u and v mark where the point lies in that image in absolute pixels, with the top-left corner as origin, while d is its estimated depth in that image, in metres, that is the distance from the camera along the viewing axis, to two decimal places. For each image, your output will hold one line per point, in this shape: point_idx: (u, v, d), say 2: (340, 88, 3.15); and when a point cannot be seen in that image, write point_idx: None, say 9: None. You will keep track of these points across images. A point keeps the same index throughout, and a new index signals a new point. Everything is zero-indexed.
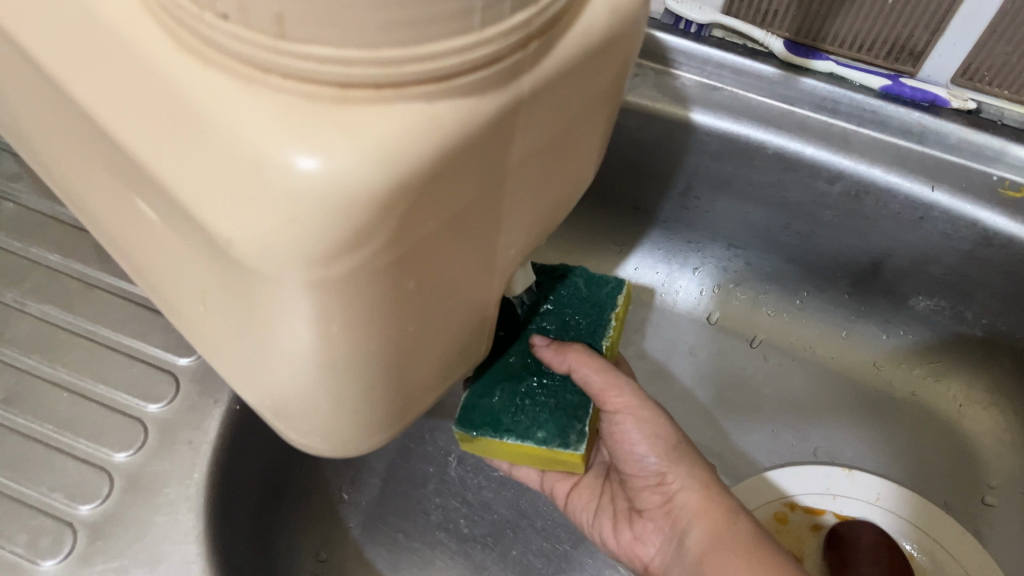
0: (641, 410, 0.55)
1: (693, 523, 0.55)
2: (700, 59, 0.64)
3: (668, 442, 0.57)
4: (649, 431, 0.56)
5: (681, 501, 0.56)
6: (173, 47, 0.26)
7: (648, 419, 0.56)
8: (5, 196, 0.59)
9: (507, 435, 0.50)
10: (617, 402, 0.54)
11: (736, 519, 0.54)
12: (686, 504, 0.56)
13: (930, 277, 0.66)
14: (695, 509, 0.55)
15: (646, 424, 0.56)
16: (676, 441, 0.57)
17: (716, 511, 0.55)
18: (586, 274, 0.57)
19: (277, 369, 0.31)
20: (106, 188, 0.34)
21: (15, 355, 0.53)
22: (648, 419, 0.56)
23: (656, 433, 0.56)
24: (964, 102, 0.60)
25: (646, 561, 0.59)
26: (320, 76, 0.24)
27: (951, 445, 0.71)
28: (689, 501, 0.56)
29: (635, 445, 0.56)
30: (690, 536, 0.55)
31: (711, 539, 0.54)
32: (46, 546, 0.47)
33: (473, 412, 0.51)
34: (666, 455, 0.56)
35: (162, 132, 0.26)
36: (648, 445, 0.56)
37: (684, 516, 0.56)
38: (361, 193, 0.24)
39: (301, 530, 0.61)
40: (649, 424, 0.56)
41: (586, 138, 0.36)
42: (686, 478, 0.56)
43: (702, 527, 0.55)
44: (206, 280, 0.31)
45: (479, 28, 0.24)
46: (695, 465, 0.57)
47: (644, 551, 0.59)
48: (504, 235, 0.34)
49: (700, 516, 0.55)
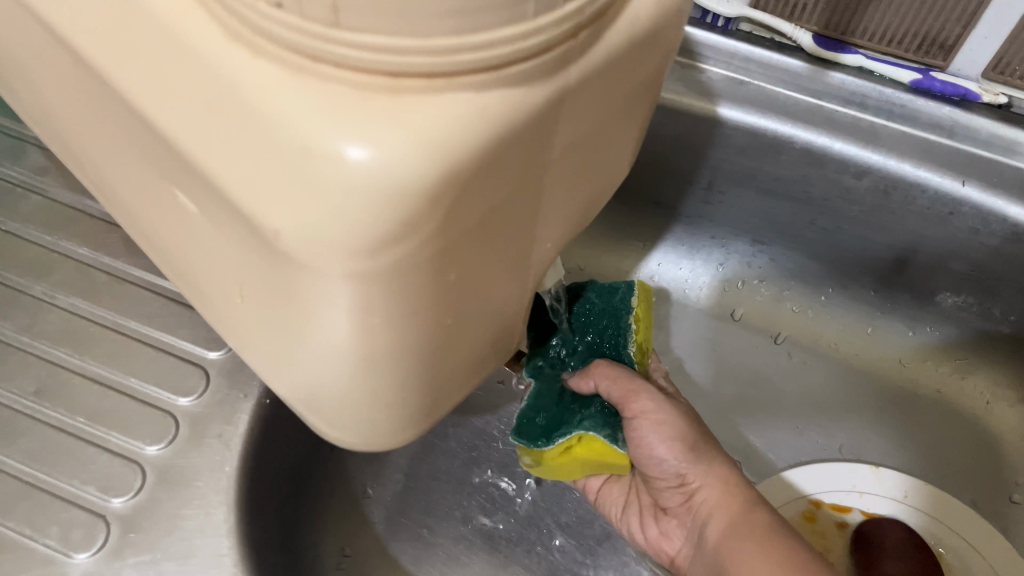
0: (660, 413, 0.54)
1: (712, 516, 0.56)
2: (726, 54, 0.63)
3: (686, 442, 0.56)
4: (667, 434, 0.55)
5: (702, 496, 0.57)
6: (222, 38, 0.26)
7: (664, 421, 0.54)
8: (33, 189, 0.59)
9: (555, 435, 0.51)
10: (639, 407, 0.53)
11: (754, 510, 0.54)
12: (706, 499, 0.56)
13: (956, 273, 0.66)
14: (715, 503, 0.56)
15: (665, 426, 0.54)
16: (694, 441, 0.56)
17: (734, 503, 0.55)
18: (597, 283, 0.56)
19: (318, 361, 0.31)
20: (145, 180, 0.33)
21: (45, 349, 0.53)
22: (666, 422, 0.54)
23: (674, 435, 0.55)
24: (995, 97, 0.60)
25: (673, 554, 0.60)
26: (371, 65, 0.23)
27: (977, 442, 0.71)
28: (709, 496, 0.56)
29: (653, 448, 0.55)
30: (710, 528, 0.56)
31: (730, 530, 0.54)
32: (78, 539, 0.47)
33: (525, 425, 0.53)
34: (685, 454, 0.56)
35: (210, 122, 0.25)
36: (666, 447, 0.55)
37: (705, 509, 0.57)
38: (410, 183, 0.24)
39: (325, 525, 0.61)
40: (666, 426, 0.54)
41: (624, 131, 0.35)
42: (706, 475, 0.56)
43: (720, 519, 0.55)
44: (246, 272, 0.31)
45: (532, 17, 0.24)
46: (715, 462, 0.56)
47: (670, 545, 0.60)
48: (541, 228, 0.34)
49: (720, 508, 0.55)
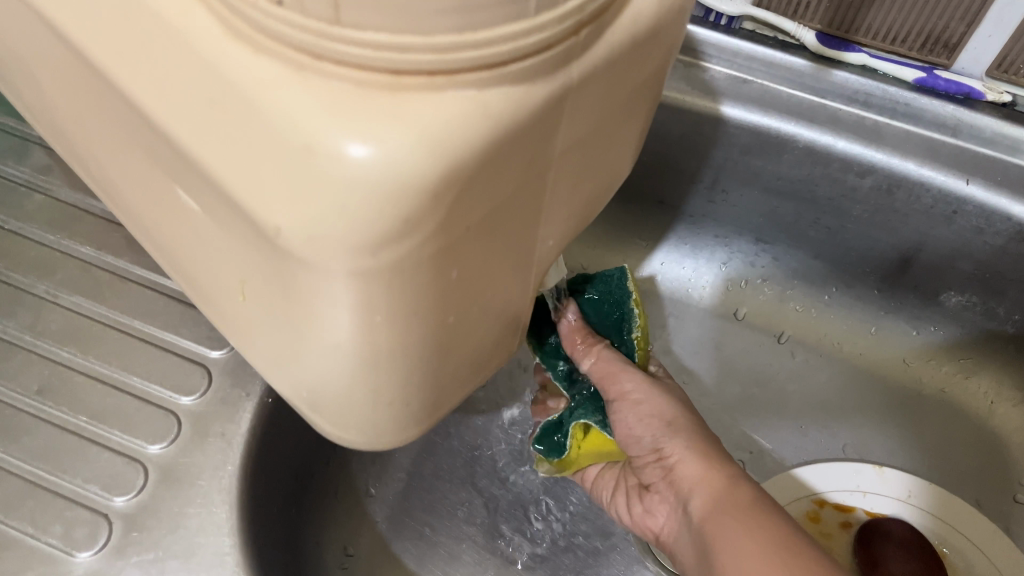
0: (638, 395, 0.53)
1: (694, 491, 0.51)
2: (729, 52, 0.63)
3: (664, 418, 0.53)
4: (643, 412, 0.53)
5: (681, 471, 0.52)
6: (224, 36, 0.25)
7: (641, 397, 0.53)
8: (35, 189, 0.59)
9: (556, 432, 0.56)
10: (621, 388, 0.53)
11: (737, 485, 0.49)
12: (687, 474, 0.51)
13: (961, 273, 0.66)
14: (695, 478, 0.51)
15: (642, 405, 0.53)
16: (672, 416, 0.53)
17: (718, 478, 0.50)
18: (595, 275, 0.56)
19: (320, 359, 0.31)
20: (147, 178, 0.34)
21: (48, 347, 0.53)
22: (643, 401, 0.53)
23: (650, 413, 0.53)
24: (999, 95, 0.60)
25: (657, 531, 0.56)
26: (373, 62, 0.23)
27: (981, 443, 0.71)
28: (689, 471, 0.51)
29: (630, 427, 0.53)
30: (692, 504, 0.51)
31: (713, 507, 0.49)
32: (81, 538, 0.47)
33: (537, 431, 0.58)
34: (661, 429, 0.53)
35: (212, 120, 0.25)
36: (643, 425, 0.53)
37: (685, 485, 0.51)
38: (411, 179, 0.24)
39: (327, 524, 0.61)
40: (643, 405, 0.53)
41: (627, 128, 0.35)
42: (685, 448, 0.52)
43: (703, 494, 0.50)
44: (247, 268, 0.31)
45: (534, 14, 0.24)
46: (695, 437, 0.52)
47: (654, 522, 0.56)
48: (543, 226, 0.34)
49: (702, 484, 0.50)
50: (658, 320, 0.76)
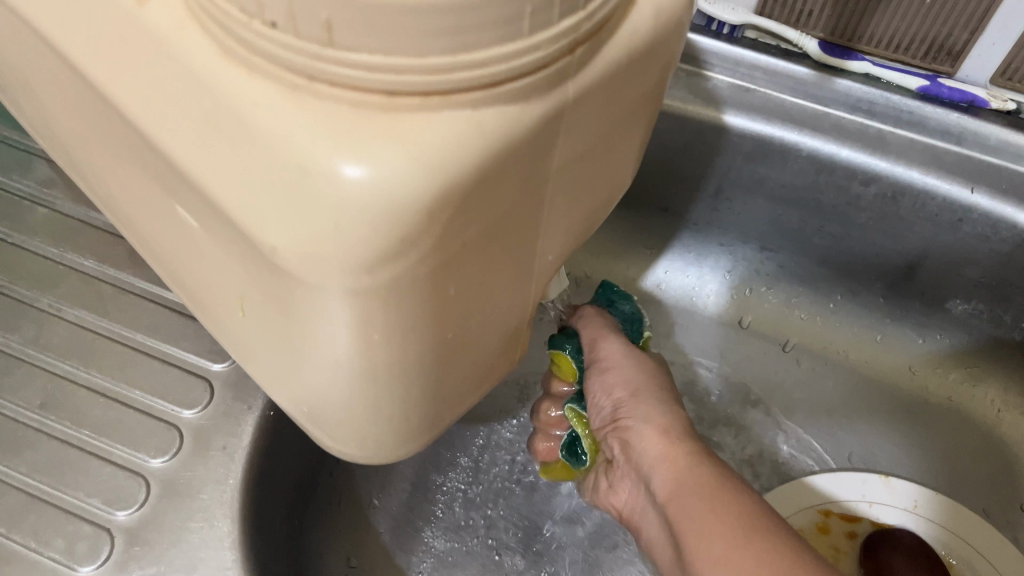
0: (608, 361, 0.55)
1: (654, 468, 0.50)
2: (732, 61, 0.63)
3: (629, 387, 0.54)
4: (609, 380, 0.54)
5: (638, 445, 0.51)
6: (219, 57, 0.25)
7: (609, 365, 0.54)
8: (40, 203, 0.60)
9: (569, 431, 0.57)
10: (597, 354, 0.55)
11: (698, 463, 0.48)
12: (647, 450, 0.51)
13: (968, 280, 0.65)
14: (654, 452, 0.50)
15: (609, 372, 0.54)
16: (636, 387, 0.54)
17: (678, 454, 0.49)
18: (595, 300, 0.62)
19: (319, 377, 0.31)
20: (148, 197, 0.34)
21: (52, 361, 0.53)
22: (611, 368, 0.54)
23: (615, 381, 0.54)
24: (1003, 103, 0.60)
25: (621, 507, 0.55)
26: (367, 83, 0.23)
27: (987, 451, 0.71)
28: (649, 446, 0.51)
29: (594, 395, 0.55)
30: (652, 482, 0.50)
31: (673, 481, 0.48)
32: (83, 552, 0.47)
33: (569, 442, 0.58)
34: (624, 398, 0.53)
35: (209, 140, 0.25)
36: (607, 392, 0.54)
37: (643, 460, 0.51)
38: (404, 199, 0.24)
39: (332, 535, 0.61)
40: (610, 373, 0.54)
41: (626, 140, 0.35)
42: (643, 421, 0.52)
43: (664, 471, 0.49)
44: (245, 285, 0.31)
45: (528, 34, 0.23)
46: (656, 412, 0.52)
47: (618, 499, 0.55)
48: (543, 239, 0.34)
49: (662, 461, 0.49)
50: (663, 327, 0.76)
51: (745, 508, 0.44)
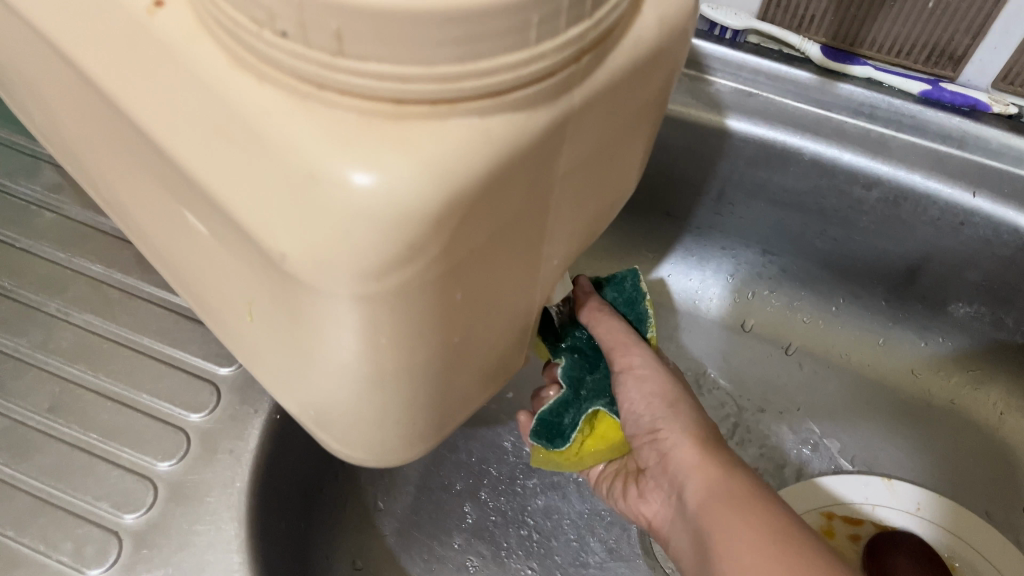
0: (644, 370, 0.53)
1: (688, 478, 0.50)
2: (735, 66, 0.63)
3: (666, 398, 0.53)
4: (647, 389, 0.52)
5: (676, 456, 0.51)
6: (230, 67, 0.26)
7: (647, 374, 0.53)
8: (46, 207, 0.60)
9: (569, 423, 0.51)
10: (628, 360, 0.53)
11: (733, 474, 0.48)
12: (682, 460, 0.51)
13: (970, 283, 0.65)
14: (691, 463, 0.50)
15: (646, 381, 0.52)
16: (673, 399, 0.53)
17: (712, 465, 0.50)
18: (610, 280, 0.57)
19: (328, 382, 0.31)
20: (157, 203, 0.34)
21: (59, 365, 0.54)
22: (648, 377, 0.53)
23: (653, 391, 0.52)
24: (1005, 107, 0.60)
25: (650, 518, 0.55)
26: (375, 91, 0.24)
27: (990, 454, 0.71)
28: (687, 457, 0.51)
29: (630, 404, 0.53)
30: (686, 492, 0.50)
31: (708, 492, 0.48)
32: (91, 555, 0.47)
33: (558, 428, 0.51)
34: (662, 409, 0.53)
35: (218, 148, 0.26)
36: (645, 402, 0.52)
37: (679, 471, 0.51)
38: (414, 207, 0.24)
39: (338, 538, 0.62)
40: (648, 382, 0.52)
41: (631, 146, 0.35)
42: (681, 433, 0.52)
43: (698, 480, 0.49)
44: (255, 291, 0.31)
45: (535, 43, 0.24)
46: (693, 424, 0.53)
47: (647, 509, 0.55)
48: (549, 244, 0.34)
49: (697, 470, 0.50)
50: (665, 330, 0.77)
51: (779, 522, 0.44)
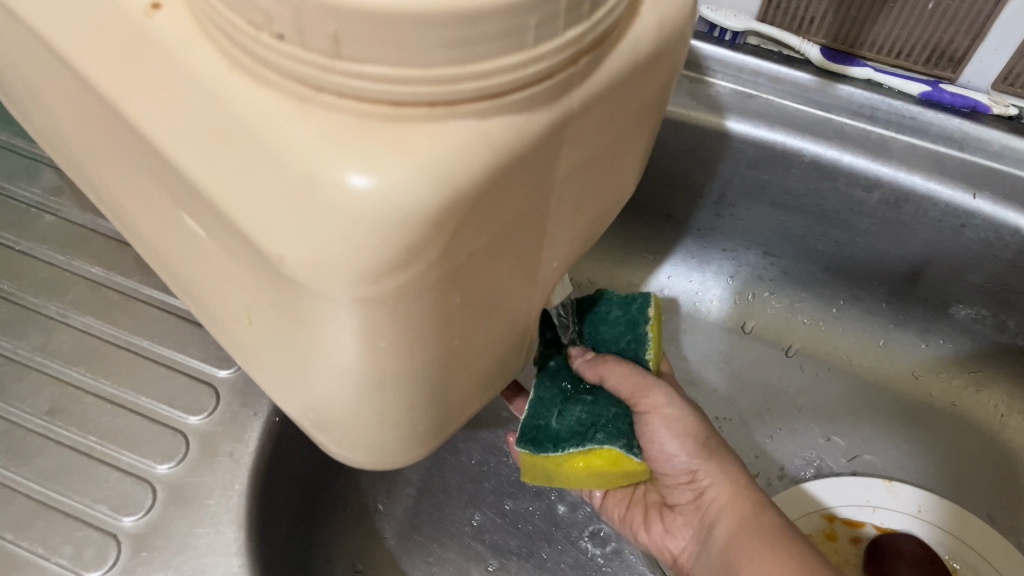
0: (673, 412, 0.52)
1: (722, 517, 0.54)
2: (734, 67, 0.63)
3: (698, 440, 0.54)
4: (679, 430, 0.53)
5: (712, 496, 0.55)
6: (227, 68, 0.26)
7: (679, 417, 0.53)
8: (45, 210, 0.60)
9: (559, 437, 0.48)
10: (653, 403, 0.51)
11: (764, 513, 0.52)
12: (717, 499, 0.54)
13: (971, 286, 0.65)
14: (725, 503, 0.54)
15: (677, 424, 0.53)
16: (705, 441, 0.54)
17: (744, 504, 0.53)
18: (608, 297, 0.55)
19: (326, 384, 0.31)
20: (156, 206, 0.34)
21: (59, 367, 0.54)
22: (677, 418, 0.52)
23: (686, 432, 0.53)
24: (1005, 108, 0.60)
25: (676, 553, 0.58)
26: (373, 94, 0.24)
27: (991, 457, 0.71)
28: (721, 497, 0.54)
29: (665, 446, 0.53)
30: (719, 529, 0.54)
31: (742, 531, 0.52)
32: (90, 558, 0.47)
33: (544, 435, 0.49)
34: (696, 452, 0.54)
35: (216, 151, 0.26)
36: (679, 444, 0.53)
37: (713, 509, 0.55)
38: (413, 210, 0.24)
39: (338, 541, 0.62)
40: (678, 423, 0.53)
41: (630, 149, 0.35)
42: (717, 474, 0.55)
43: (731, 519, 0.53)
44: (254, 295, 0.31)
45: (533, 45, 0.24)
46: (727, 464, 0.55)
47: (674, 543, 0.58)
48: (548, 247, 0.34)
49: (730, 510, 0.54)
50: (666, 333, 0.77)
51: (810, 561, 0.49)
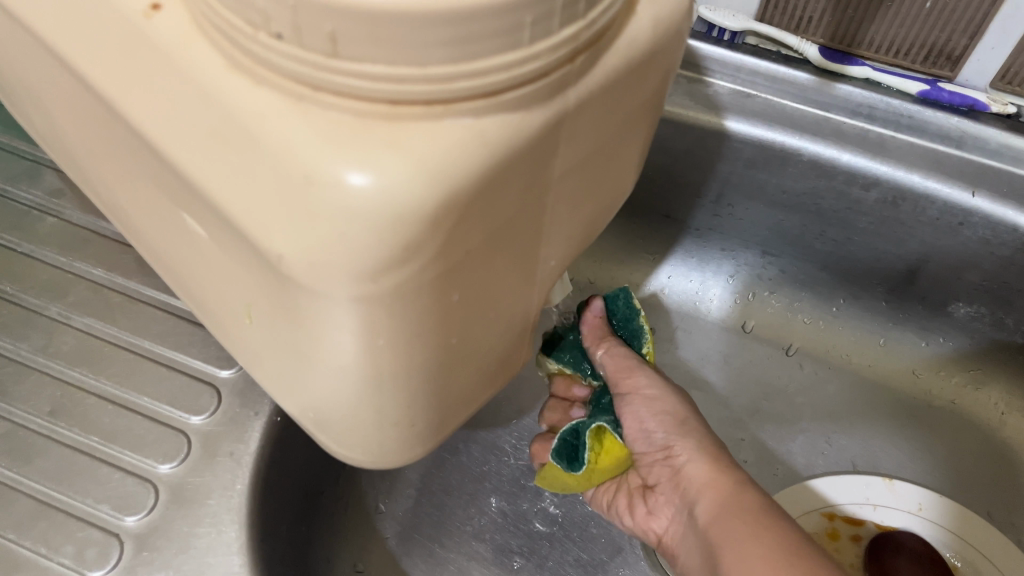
0: (652, 390, 0.55)
1: (701, 493, 0.51)
2: (733, 67, 0.63)
3: (677, 417, 0.55)
4: (657, 408, 0.54)
5: (689, 473, 0.53)
6: (227, 69, 0.26)
7: (657, 395, 0.55)
8: (47, 212, 0.60)
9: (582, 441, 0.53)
10: (633, 383, 0.55)
11: (744, 489, 0.49)
12: (695, 476, 0.52)
13: (970, 284, 0.65)
14: (703, 480, 0.51)
15: (655, 403, 0.55)
16: (684, 418, 0.55)
17: (725, 482, 0.50)
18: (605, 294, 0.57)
19: (324, 382, 0.31)
20: (156, 207, 0.34)
21: (61, 369, 0.54)
22: (657, 398, 0.55)
23: (664, 410, 0.54)
24: (1004, 106, 0.60)
25: (660, 534, 0.55)
26: (370, 93, 0.24)
27: (993, 455, 0.71)
28: (698, 473, 0.52)
29: (642, 422, 0.55)
30: (698, 507, 0.51)
31: (721, 505, 0.49)
32: (92, 557, 0.47)
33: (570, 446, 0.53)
34: (673, 429, 0.54)
35: (214, 150, 0.26)
36: (656, 421, 0.54)
37: (692, 487, 0.52)
38: (410, 208, 0.24)
39: (339, 541, 0.62)
40: (657, 402, 0.55)
41: (627, 147, 0.35)
42: (694, 450, 0.53)
43: (711, 496, 0.50)
44: (252, 292, 0.31)
45: (529, 43, 0.24)
46: (705, 441, 0.54)
47: (657, 524, 0.55)
48: (545, 245, 0.34)
49: (709, 486, 0.51)
50: (666, 332, 0.77)
51: (790, 533, 0.45)
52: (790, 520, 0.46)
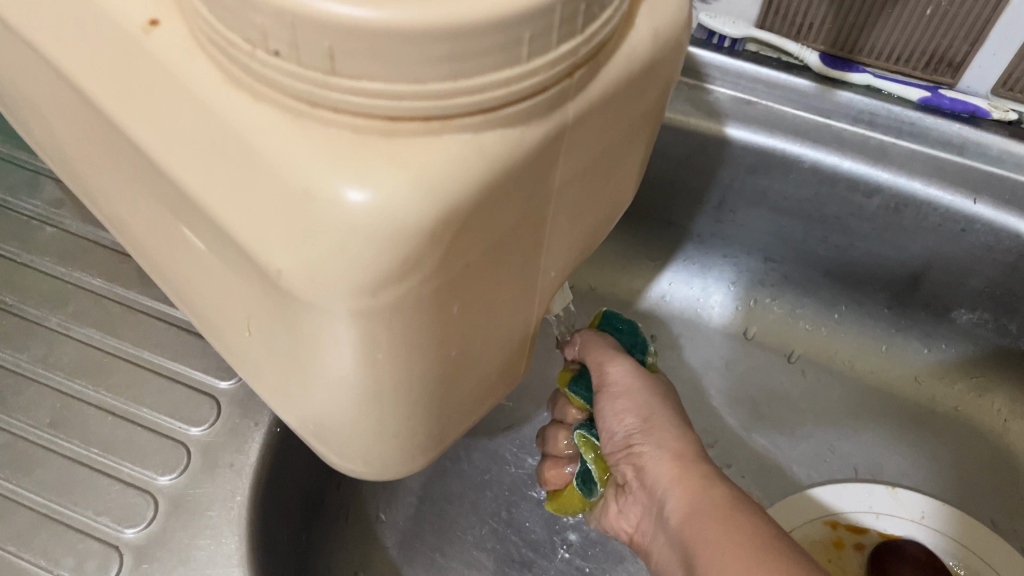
0: (618, 387, 0.52)
1: (668, 492, 0.49)
2: (734, 74, 0.63)
3: (641, 412, 0.52)
4: (620, 406, 0.52)
5: (653, 471, 0.50)
6: (227, 85, 0.26)
7: (619, 392, 0.52)
8: (47, 222, 0.60)
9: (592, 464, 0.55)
10: (605, 379, 0.52)
11: (713, 486, 0.48)
12: (659, 474, 0.50)
13: (974, 290, 0.65)
14: (668, 477, 0.49)
15: (620, 399, 0.52)
16: (648, 412, 0.52)
17: (692, 478, 0.49)
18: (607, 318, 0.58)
19: (324, 395, 0.31)
20: (156, 220, 0.34)
21: (60, 379, 0.54)
22: (621, 394, 0.52)
23: (627, 406, 0.52)
24: (1005, 113, 0.60)
25: (632, 532, 0.54)
26: (369, 109, 0.24)
27: (996, 462, 0.70)
28: (663, 471, 0.50)
29: (606, 420, 0.53)
30: (667, 506, 0.49)
31: (690, 504, 0.47)
32: (92, 569, 0.47)
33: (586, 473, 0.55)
34: (635, 425, 0.52)
35: (214, 166, 0.26)
36: (617, 418, 0.52)
37: (657, 485, 0.50)
38: (410, 224, 0.24)
39: (340, 551, 0.62)
40: (621, 399, 0.52)
41: (628, 156, 0.35)
42: (658, 445, 0.51)
43: (679, 494, 0.48)
44: (251, 306, 0.31)
45: (528, 59, 0.24)
46: (670, 436, 0.51)
47: (629, 522, 0.54)
48: (545, 256, 0.34)
49: (676, 484, 0.49)
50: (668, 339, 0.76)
51: (765, 530, 0.43)
52: (763, 516, 0.45)
